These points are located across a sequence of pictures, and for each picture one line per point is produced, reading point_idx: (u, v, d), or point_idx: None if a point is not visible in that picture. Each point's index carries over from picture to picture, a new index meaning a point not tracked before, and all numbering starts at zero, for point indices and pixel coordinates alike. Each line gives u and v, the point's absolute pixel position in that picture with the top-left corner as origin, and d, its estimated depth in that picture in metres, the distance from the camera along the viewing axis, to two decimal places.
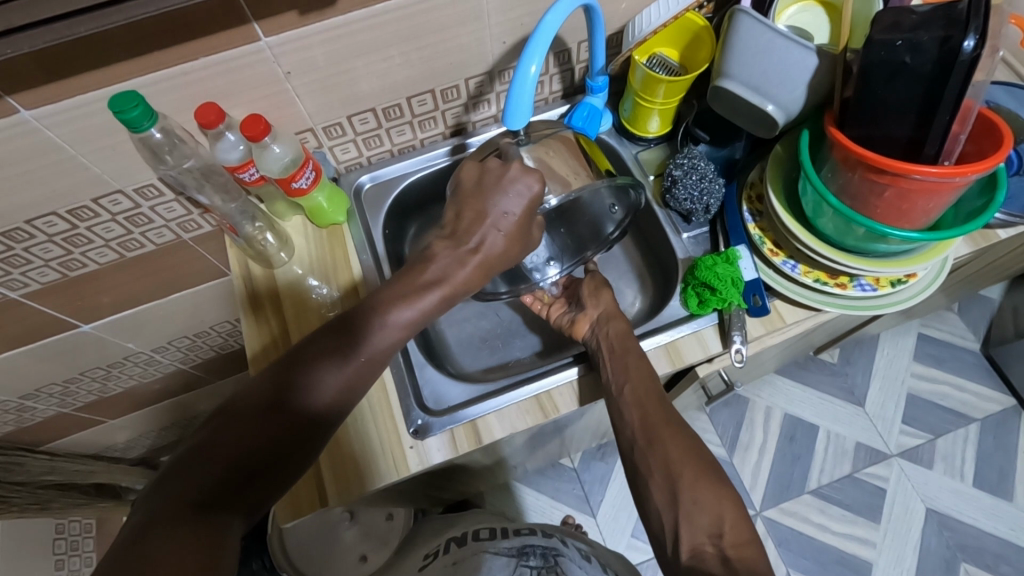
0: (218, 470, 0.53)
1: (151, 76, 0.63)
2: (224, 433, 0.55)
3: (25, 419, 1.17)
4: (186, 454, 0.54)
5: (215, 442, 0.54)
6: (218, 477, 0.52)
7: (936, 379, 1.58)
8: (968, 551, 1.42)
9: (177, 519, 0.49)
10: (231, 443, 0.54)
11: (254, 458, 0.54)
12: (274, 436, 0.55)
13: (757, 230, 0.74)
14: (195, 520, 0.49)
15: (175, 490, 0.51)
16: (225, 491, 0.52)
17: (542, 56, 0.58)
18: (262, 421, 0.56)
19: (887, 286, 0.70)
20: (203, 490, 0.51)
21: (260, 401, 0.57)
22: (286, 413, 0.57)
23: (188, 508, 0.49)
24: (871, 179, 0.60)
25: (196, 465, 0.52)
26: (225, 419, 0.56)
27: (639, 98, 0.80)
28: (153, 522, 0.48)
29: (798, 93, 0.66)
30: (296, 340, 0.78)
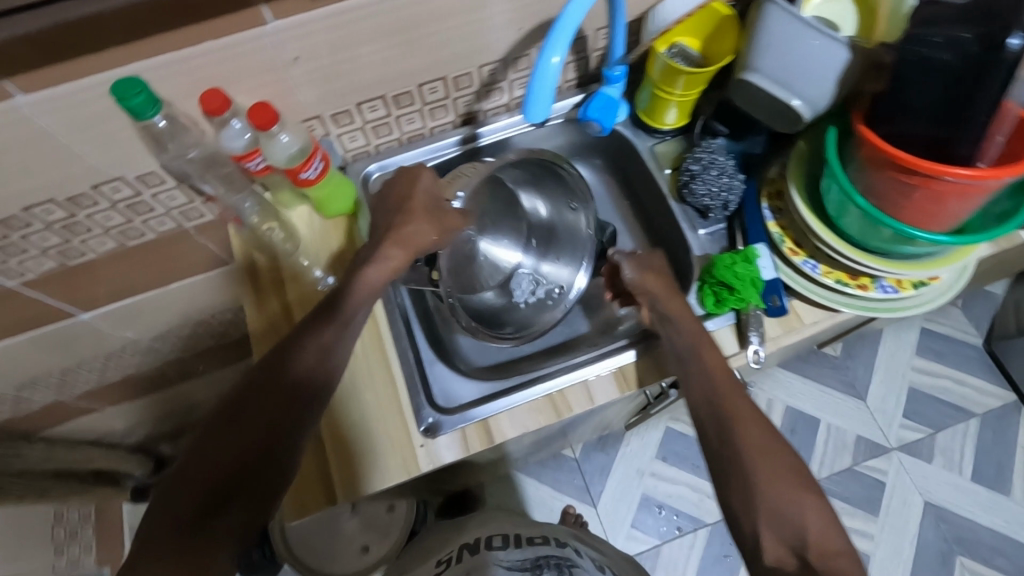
0: (196, 497, 0.55)
1: (154, 60, 0.60)
2: (198, 461, 0.57)
3: (23, 406, 1.15)
4: (168, 483, 0.57)
5: (192, 469, 0.57)
6: (196, 507, 0.55)
7: (937, 373, 1.58)
8: (964, 544, 1.43)
9: (167, 553, 0.53)
10: (205, 470, 0.56)
11: (229, 481, 0.56)
12: (244, 456, 0.57)
13: (777, 228, 0.73)
14: (182, 553, 0.53)
15: (159, 522, 0.54)
16: (205, 518, 0.55)
17: (565, 46, 0.56)
18: (233, 444, 0.58)
19: (909, 288, 0.69)
20: (184, 521, 0.54)
21: (230, 424, 0.58)
22: (253, 432, 0.58)
23: (173, 541, 0.53)
24: (898, 179, 0.58)
25: (178, 494, 0.56)
26: (201, 444, 0.58)
27: (657, 89, 0.77)
28: (144, 557, 0.53)
29: (827, 89, 0.64)
30: (298, 318, 0.79)
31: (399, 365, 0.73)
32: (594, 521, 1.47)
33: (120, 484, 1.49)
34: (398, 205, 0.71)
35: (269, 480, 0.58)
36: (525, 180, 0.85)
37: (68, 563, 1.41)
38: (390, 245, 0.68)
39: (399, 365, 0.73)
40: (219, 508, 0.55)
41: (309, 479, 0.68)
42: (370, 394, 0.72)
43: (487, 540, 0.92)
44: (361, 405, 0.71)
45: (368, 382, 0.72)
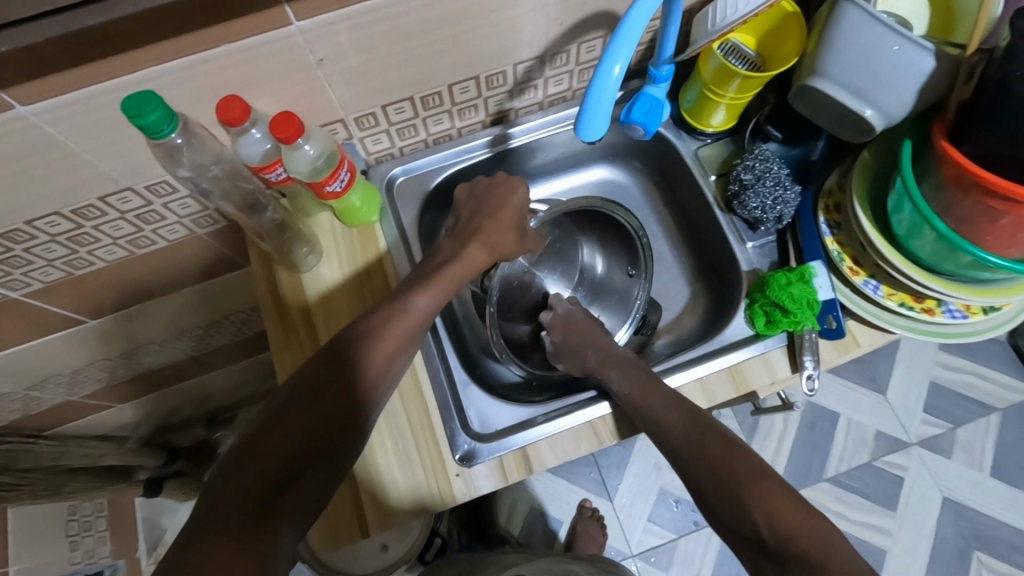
0: (264, 476, 0.51)
1: (168, 65, 0.54)
2: (267, 438, 0.52)
3: (32, 407, 1.10)
4: (231, 456, 0.52)
5: (260, 444, 0.52)
6: (264, 486, 0.50)
7: (961, 368, 1.47)
8: (981, 541, 1.35)
9: (227, 536, 0.47)
10: (277, 447, 0.52)
11: (298, 465, 0.52)
12: (315, 443, 0.54)
13: (836, 244, 0.68)
14: (246, 539, 0.47)
15: (223, 499, 0.49)
16: (272, 501, 0.50)
17: (627, 55, 0.52)
18: (305, 424, 0.54)
19: (978, 312, 0.64)
20: (253, 501, 0.49)
21: (303, 408, 0.54)
22: (327, 417, 0.55)
23: (238, 522, 0.48)
24: (986, 204, 0.53)
25: (241, 472, 0.50)
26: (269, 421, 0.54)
27: (707, 89, 0.72)
28: (203, 535, 0.47)
29: (906, 98, 0.58)
30: (323, 341, 0.73)
31: (432, 389, 0.70)
32: (611, 517, 1.37)
33: (132, 477, 1.38)
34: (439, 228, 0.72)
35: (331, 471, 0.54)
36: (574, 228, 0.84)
37: (83, 557, 1.39)
38: (476, 247, 0.69)
39: (431, 389, 0.70)
40: (282, 492, 0.51)
41: (343, 509, 0.66)
42: (403, 420, 0.69)
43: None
44: (394, 431, 0.68)
45: (401, 408, 0.69)
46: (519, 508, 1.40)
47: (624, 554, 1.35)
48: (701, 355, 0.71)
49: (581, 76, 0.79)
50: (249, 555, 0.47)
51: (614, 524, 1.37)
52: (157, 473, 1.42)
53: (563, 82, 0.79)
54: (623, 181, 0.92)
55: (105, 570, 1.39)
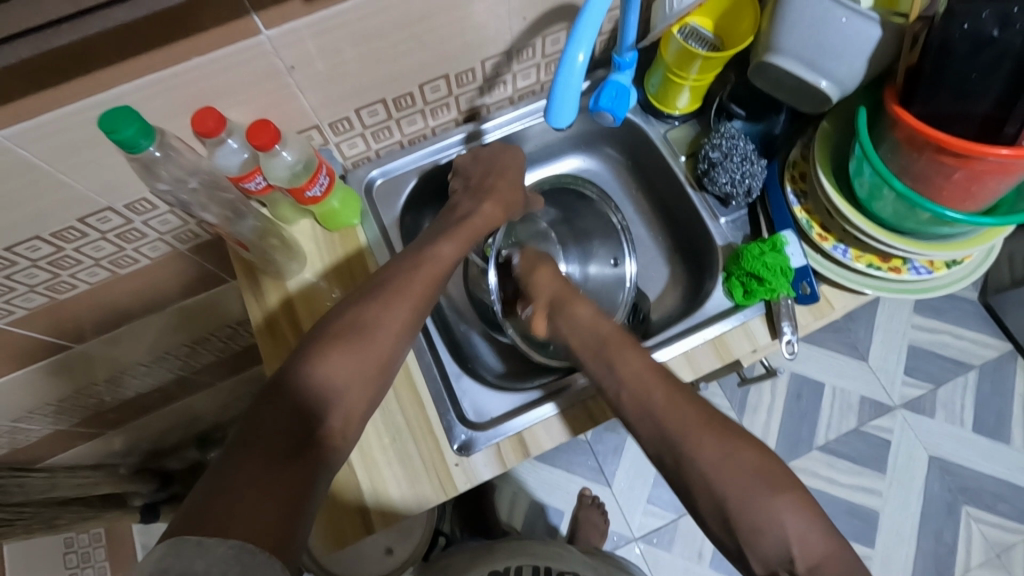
0: (295, 413, 0.54)
1: (140, 81, 0.55)
2: (299, 379, 0.56)
3: (20, 439, 1.08)
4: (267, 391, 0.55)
5: (293, 381, 0.56)
6: (300, 419, 0.54)
7: (935, 329, 1.52)
8: (967, 494, 1.40)
9: (265, 462, 0.50)
10: (308, 385, 0.56)
11: (329, 401, 0.57)
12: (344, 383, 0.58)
13: (804, 213, 0.70)
14: (284, 467, 0.50)
15: (263, 429, 0.52)
16: (307, 432, 0.54)
17: (591, 42, 0.54)
18: (335, 365, 0.58)
19: (942, 267, 0.67)
20: (291, 431, 0.53)
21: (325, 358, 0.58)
22: (354, 360, 0.59)
23: (279, 449, 0.51)
24: (938, 160, 0.56)
25: (278, 406, 0.54)
26: (299, 364, 0.58)
27: (670, 73, 0.74)
28: (241, 460, 0.50)
29: (856, 68, 0.61)
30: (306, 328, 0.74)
31: (425, 383, 0.72)
32: (611, 502, 1.39)
33: (126, 504, 1.38)
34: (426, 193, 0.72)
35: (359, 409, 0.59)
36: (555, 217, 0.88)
37: None
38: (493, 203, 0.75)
39: (424, 383, 0.72)
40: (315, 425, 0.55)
41: (345, 507, 0.67)
42: (398, 417, 0.70)
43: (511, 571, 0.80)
44: (390, 429, 0.69)
45: (395, 404, 0.70)
46: (520, 504, 1.41)
47: (626, 537, 1.37)
48: (685, 330, 0.74)
49: (548, 68, 0.81)
50: (289, 478, 0.50)
51: (614, 508, 1.40)
52: (151, 499, 1.43)
53: (531, 76, 0.81)
54: (597, 169, 0.94)
55: None
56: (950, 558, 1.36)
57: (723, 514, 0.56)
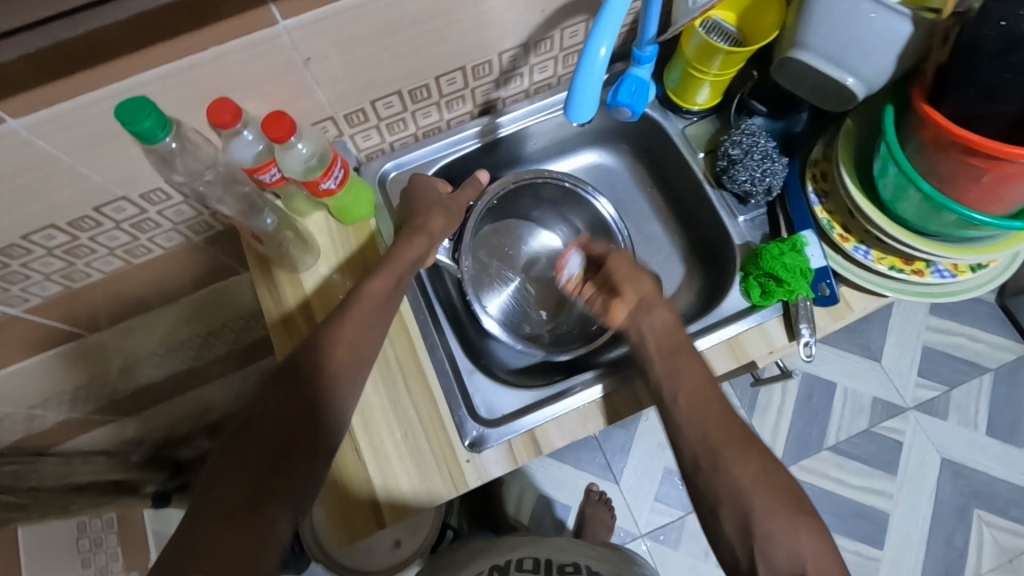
0: (258, 454, 0.55)
1: (156, 72, 0.55)
2: (254, 424, 0.57)
3: (34, 425, 1.09)
4: (228, 442, 0.57)
5: (250, 426, 0.57)
6: (258, 466, 0.55)
7: (951, 331, 1.50)
8: (980, 498, 1.38)
9: (225, 513, 0.52)
10: (270, 422, 0.57)
11: (289, 438, 0.57)
12: (300, 422, 0.57)
13: (825, 213, 0.69)
14: (243, 515, 0.52)
15: (221, 485, 0.54)
16: (264, 479, 0.55)
17: (613, 37, 0.53)
18: (290, 406, 0.58)
19: (966, 271, 0.66)
20: (248, 482, 0.54)
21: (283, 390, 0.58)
22: (307, 398, 0.58)
23: (236, 502, 0.53)
24: (966, 162, 0.54)
25: (236, 457, 0.55)
26: (256, 408, 0.58)
27: (690, 67, 0.73)
28: (204, 512, 0.52)
29: (885, 67, 0.60)
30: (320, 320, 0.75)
31: (437, 378, 0.72)
32: (619, 498, 1.39)
33: (138, 492, 1.35)
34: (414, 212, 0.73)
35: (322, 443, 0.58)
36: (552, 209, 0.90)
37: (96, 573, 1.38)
38: None
39: (437, 378, 0.72)
40: (274, 470, 0.55)
41: (356, 503, 0.67)
42: (410, 412, 0.70)
43: (509, 563, 0.79)
44: (403, 423, 0.69)
45: (407, 399, 0.70)
46: (528, 498, 1.41)
47: (633, 534, 1.37)
48: (699, 330, 0.73)
49: (566, 62, 0.80)
50: (243, 532, 0.52)
51: (622, 504, 1.40)
52: (163, 486, 1.39)
53: (548, 70, 0.80)
54: (611, 165, 0.93)
55: None
56: (961, 562, 1.35)
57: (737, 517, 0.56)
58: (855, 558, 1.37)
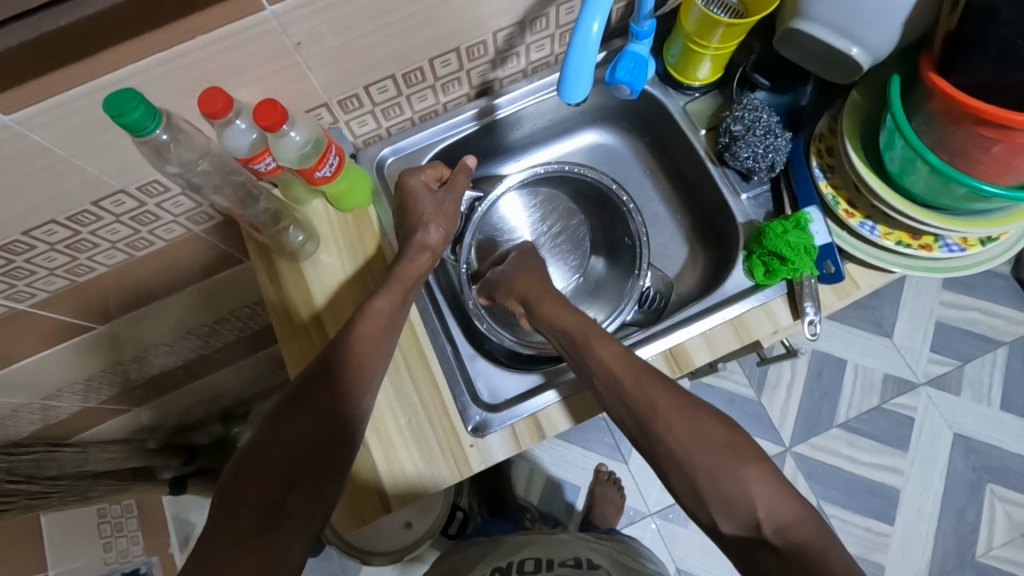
0: (270, 479, 0.55)
1: (144, 62, 0.54)
2: (265, 450, 0.57)
3: (50, 416, 1.12)
4: (233, 471, 0.56)
5: (262, 451, 0.57)
6: (271, 489, 0.54)
7: (965, 305, 1.47)
8: (993, 472, 1.37)
9: (239, 537, 0.51)
10: (279, 449, 0.57)
11: (303, 462, 0.57)
12: (309, 449, 0.58)
13: (830, 188, 0.67)
14: (256, 537, 0.51)
15: (230, 511, 0.52)
16: (277, 503, 0.54)
17: (606, 12, 0.52)
18: (301, 431, 0.58)
19: (976, 245, 0.64)
20: (261, 505, 0.53)
21: (294, 413, 0.59)
22: (316, 419, 0.59)
23: (250, 525, 0.51)
24: (978, 133, 0.52)
25: (249, 482, 0.54)
26: (263, 436, 0.58)
27: (691, 41, 0.71)
28: (218, 538, 0.51)
29: (891, 34, 0.58)
30: (330, 332, 0.75)
31: (440, 363, 0.72)
32: (628, 478, 1.40)
33: (155, 477, 1.37)
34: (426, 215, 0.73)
35: (333, 467, 0.58)
36: (562, 196, 0.89)
37: (117, 557, 1.40)
38: None
39: (439, 363, 0.72)
40: (286, 493, 0.55)
41: (362, 488, 0.68)
42: (413, 397, 0.70)
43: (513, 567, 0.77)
44: (407, 409, 0.70)
45: (410, 385, 0.71)
46: (536, 480, 1.42)
47: (643, 513, 1.38)
48: (703, 310, 0.72)
49: (563, 39, 0.78)
50: (261, 553, 0.50)
51: (631, 483, 1.40)
52: (179, 472, 1.42)
53: (545, 48, 0.79)
54: (613, 145, 0.92)
55: (140, 568, 1.39)
56: (973, 537, 1.35)
57: (737, 495, 0.57)
58: (865, 534, 1.36)
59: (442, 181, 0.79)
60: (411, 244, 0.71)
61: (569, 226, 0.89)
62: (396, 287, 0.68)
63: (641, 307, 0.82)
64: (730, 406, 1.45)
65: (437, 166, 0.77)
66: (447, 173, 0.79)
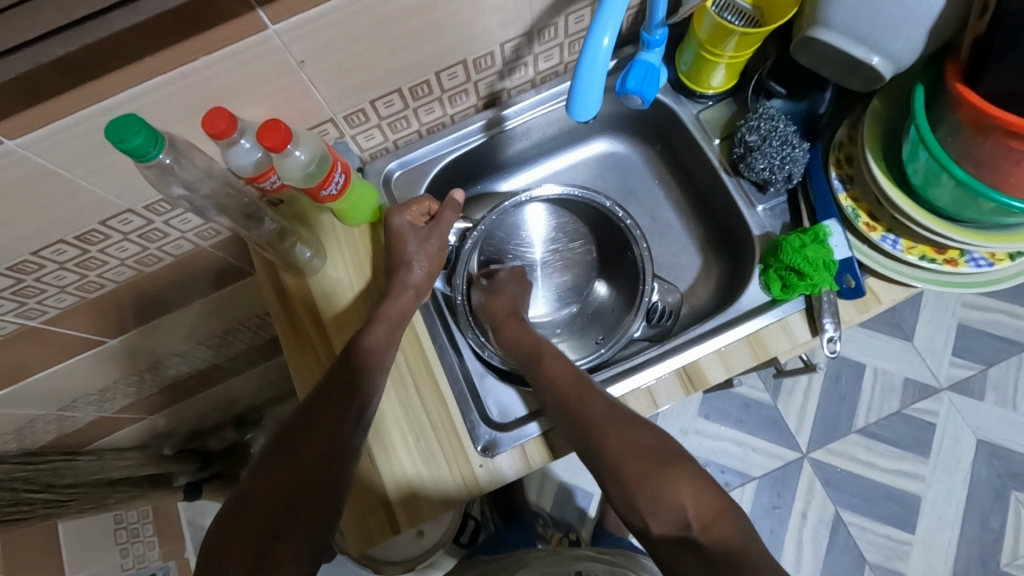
0: (259, 522, 0.56)
1: (147, 85, 0.53)
2: (254, 494, 0.58)
3: (66, 426, 1.13)
4: (222, 519, 0.57)
5: (250, 495, 0.58)
6: (256, 538, 0.54)
7: (989, 307, 1.43)
8: (1018, 479, 1.33)
9: None
10: (268, 492, 0.58)
11: (293, 503, 0.57)
12: (297, 490, 0.58)
13: (850, 201, 0.65)
14: None
15: (221, 556, 0.54)
16: (265, 547, 0.54)
17: (616, 25, 0.51)
18: (288, 473, 0.59)
19: (1005, 259, 0.61)
20: (249, 548, 0.54)
21: (282, 458, 0.60)
22: (304, 461, 0.60)
23: (238, 569, 0.52)
24: (1007, 146, 0.50)
25: (238, 526, 0.55)
26: (252, 482, 0.59)
27: (704, 50, 0.69)
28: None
29: (916, 42, 0.55)
30: (337, 347, 0.74)
31: (448, 381, 0.71)
32: None
33: (172, 483, 1.37)
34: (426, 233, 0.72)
35: (321, 506, 0.58)
36: (559, 215, 0.86)
37: (134, 562, 1.43)
38: None
39: (447, 381, 0.71)
40: (275, 537, 0.55)
41: (371, 508, 0.67)
42: (422, 415, 0.69)
43: None
44: (415, 427, 0.69)
45: (419, 403, 0.70)
46: (548, 487, 1.41)
47: None
48: (718, 326, 0.70)
49: (571, 48, 0.77)
50: None
51: None
52: (195, 477, 1.42)
53: (554, 57, 0.77)
54: (623, 152, 0.90)
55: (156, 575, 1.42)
56: (997, 546, 1.31)
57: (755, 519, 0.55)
58: (886, 542, 1.33)
59: (430, 215, 0.76)
60: (395, 283, 0.70)
61: (572, 248, 0.86)
62: (385, 324, 0.67)
63: (650, 324, 0.80)
64: (746, 411, 1.43)
65: (425, 201, 0.75)
66: (435, 207, 0.76)
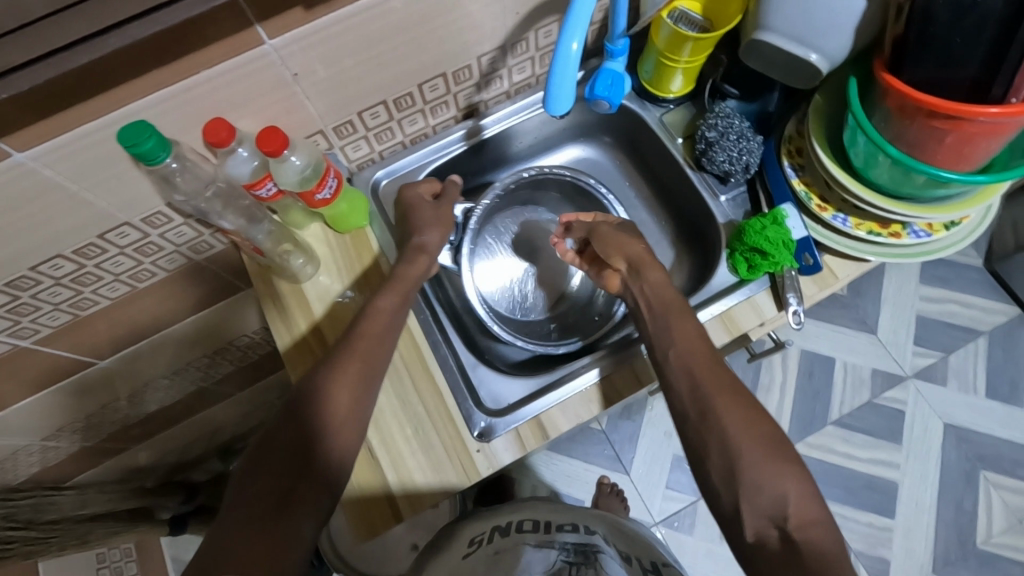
0: (283, 465, 0.56)
1: (152, 98, 0.57)
2: (277, 437, 0.58)
3: (49, 458, 1.11)
4: (247, 458, 0.58)
5: (274, 439, 0.58)
6: (281, 479, 0.56)
7: (943, 298, 1.52)
8: (986, 460, 1.40)
9: (253, 517, 0.52)
10: (291, 436, 0.58)
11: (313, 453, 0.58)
12: (319, 440, 0.59)
13: (802, 185, 0.72)
14: (271, 518, 0.53)
15: (245, 496, 0.54)
16: (289, 488, 0.55)
17: (583, 32, 0.56)
18: (310, 423, 0.60)
19: (941, 230, 0.68)
20: (272, 489, 0.55)
21: (303, 408, 0.61)
22: (324, 413, 0.60)
23: (263, 506, 0.53)
24: (930, 125, 0.57)
25: (262, 467, 0.56)
26: (274, 427, 0.60)
27: (663, 57, 0.76)
28: (232, 519, 0.52)
29: (846, 40, 0.63)
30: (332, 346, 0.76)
31: (442, 372, 0.74)
32: (631, 490, 1.40)
33: (155, 517, 1.32)
34: (416, 232, 0.76)
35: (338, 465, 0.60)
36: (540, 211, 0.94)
37: None
38: None
39: (441, 372, 0.74)
40: (297, 480, 0.56)
41: (373, 498, 0.69)
42: (418, 408, 0.72)
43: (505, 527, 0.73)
44: (412, 420, 0.72)
45: (415, 397, 0.73)
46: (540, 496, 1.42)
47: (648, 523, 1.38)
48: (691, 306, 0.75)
49: (543, 61, 0.83)
50: (273, 530, 0.52)
51: (635, 495, 1.41)
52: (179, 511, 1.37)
53: (526, 70, 0.83)
54: (595, 157, 0.96)
55: None
56: (972, 526, 1.37)
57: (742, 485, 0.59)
58: (868, 530, 1.38)
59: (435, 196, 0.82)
60: (410, 246, 0.75)
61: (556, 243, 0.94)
62: (398, 287, 0.71)
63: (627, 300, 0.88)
64: None
65: (432, 181, 0.81)
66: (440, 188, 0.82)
